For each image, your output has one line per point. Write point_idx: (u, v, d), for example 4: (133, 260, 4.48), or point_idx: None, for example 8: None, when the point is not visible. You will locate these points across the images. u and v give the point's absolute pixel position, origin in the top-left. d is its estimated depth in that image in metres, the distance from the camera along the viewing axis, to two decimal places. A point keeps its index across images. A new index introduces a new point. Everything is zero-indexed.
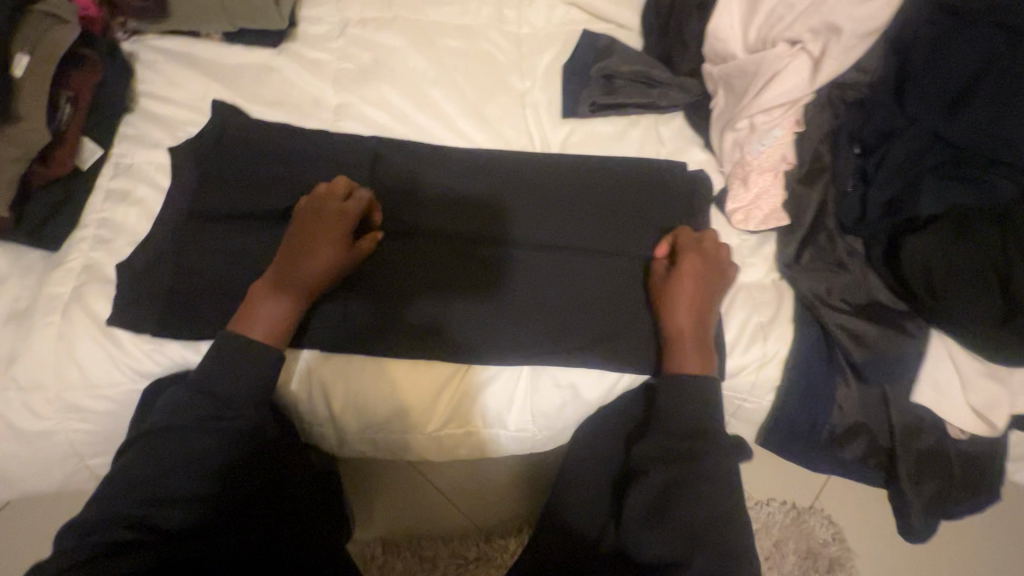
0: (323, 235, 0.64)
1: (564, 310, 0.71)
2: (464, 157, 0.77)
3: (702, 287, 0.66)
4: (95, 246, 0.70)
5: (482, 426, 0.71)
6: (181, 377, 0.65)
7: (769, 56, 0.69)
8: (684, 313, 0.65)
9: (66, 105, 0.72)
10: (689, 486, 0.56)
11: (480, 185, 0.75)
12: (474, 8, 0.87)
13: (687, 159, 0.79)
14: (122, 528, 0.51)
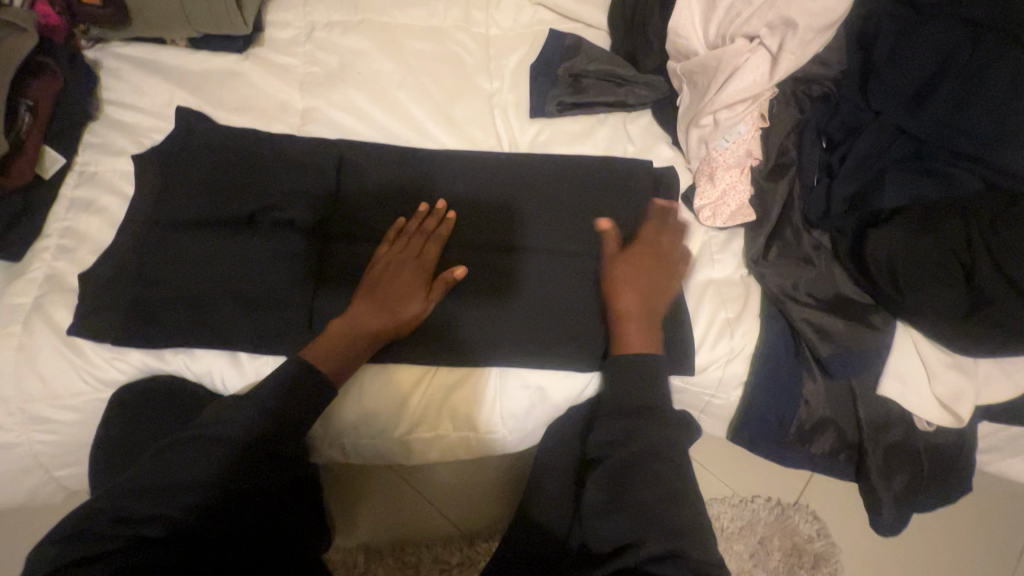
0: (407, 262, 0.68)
1: (543, 309, 0.70)
2: (433, 158, 0.76)
3: (651, 279, 0.67)
4: (58, 256, 0.70)
5: (451, 429, 0.70)
6: (169, 390, 0.67)
7: (729, 52, 0.68)
8: (631, 293, 0.65)
9: (26, 114, 0.70)
10: (645, 471, 0.54)
11: (451, 185, 0.75)
12: (441, 10, 0.87)
13: (655, 156, 0.79)
14: (123, 518, 0.48)
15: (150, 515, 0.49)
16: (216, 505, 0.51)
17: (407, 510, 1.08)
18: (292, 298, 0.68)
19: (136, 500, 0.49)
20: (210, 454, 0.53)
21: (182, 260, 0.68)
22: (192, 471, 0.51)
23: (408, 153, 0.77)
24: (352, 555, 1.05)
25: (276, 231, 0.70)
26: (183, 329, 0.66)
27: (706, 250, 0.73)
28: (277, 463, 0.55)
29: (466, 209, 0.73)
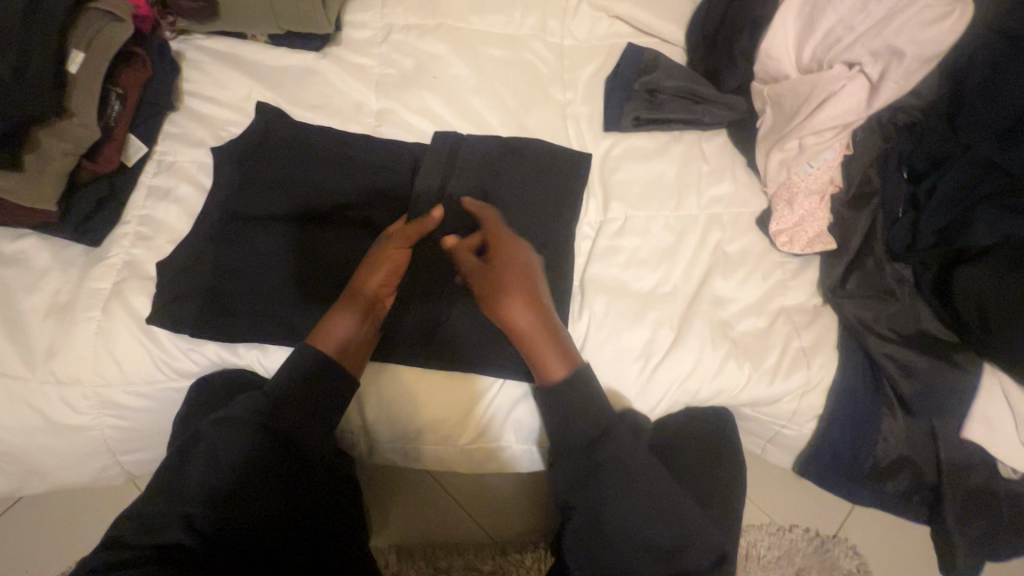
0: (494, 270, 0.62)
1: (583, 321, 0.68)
2: (510, 160, 0.73)
3: (512, 275, 0.62)
4: (136, 243, 0.71)
5: (513, 442, 0.70)
6: (244, 384, 0.68)
7: (823, 78, 0.66)
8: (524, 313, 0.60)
9: (116, 102, 0.71)
10: (612, 485, 0.58)
11: (519, 190, 0.72)
12: (518, 17, 0.87)
13: (731, 177, 0.78)
14: (169, 528, 0.50)
15: (179, 514, 0.51)
16: (237, 499, 0.54)
17: (443, 514, 1.08)
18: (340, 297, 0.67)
19: (165, 504, 0.52)
20: (231, 450, 0.55)
21: (257, 254, 0.68)
22: (211, 472, 0.54)
23: (469, 145, 0.74)
24: (387, 555, 1.05)
25: (327, 228, 0.70)
26: (257, 324, 0.66)
27: (782, 276, 0.72)
28: (291, 457, 0.58)
29: (536, 216, 0.71)
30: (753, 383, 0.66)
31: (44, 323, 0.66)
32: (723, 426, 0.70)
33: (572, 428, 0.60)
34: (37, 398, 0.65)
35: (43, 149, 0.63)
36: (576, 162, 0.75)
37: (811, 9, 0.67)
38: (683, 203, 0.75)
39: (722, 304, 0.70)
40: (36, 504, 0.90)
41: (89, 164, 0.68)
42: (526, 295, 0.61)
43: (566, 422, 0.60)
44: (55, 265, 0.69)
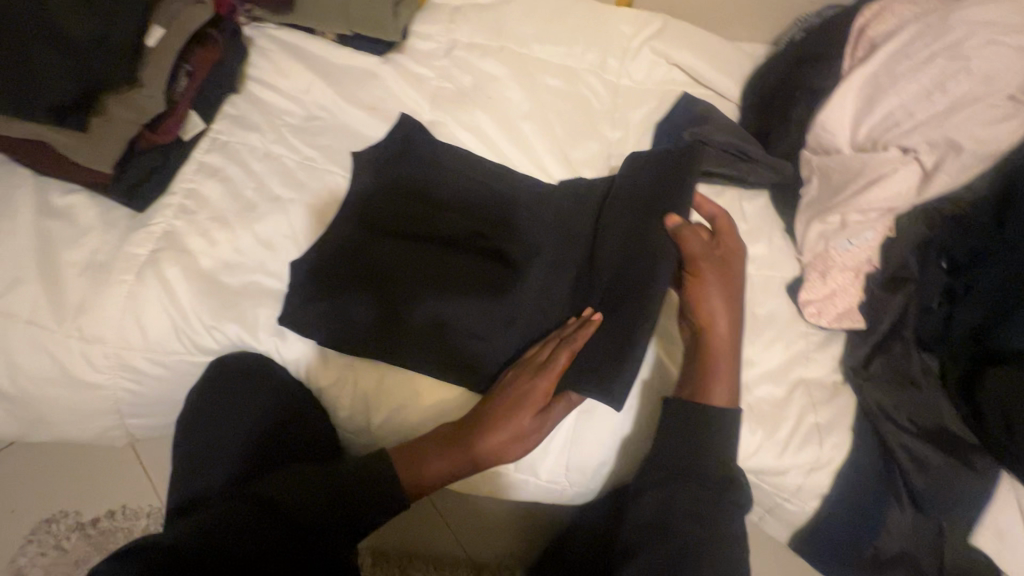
0: (704, 274, 0.65)
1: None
2: (498, 175, 0.77)
3: (727, 282, 0.66)
4: (178, 215, 0.72)
5: (513, 469, 0.70)
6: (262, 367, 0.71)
7: (875, 160, 0.66)
8: (721, 319, 0.64)
9: (184, 79, 0.74)
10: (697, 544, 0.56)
11: (500, 197, 0.76)
12: (580, 51, 0.88)
13: (766, 239, 0.78)
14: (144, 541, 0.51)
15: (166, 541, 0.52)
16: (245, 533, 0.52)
17: (422, 524, 1.08)
18: (324, 286, 0.69)
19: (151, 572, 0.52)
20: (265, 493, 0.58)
21: (292, 246, 0.74)
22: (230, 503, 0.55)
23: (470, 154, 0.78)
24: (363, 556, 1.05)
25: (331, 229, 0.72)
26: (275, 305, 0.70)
27: (804, 347, 0.71)
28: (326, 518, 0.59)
29: (509, 219, 0.75)
30: (763, 451, 0.65)
31: (80, 278, 0.68)
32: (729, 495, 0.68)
33: (675, 460, 0.60)
34: (61, 351, 0.67)
35: (111, 114, 0.64)
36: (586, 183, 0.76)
37: (873, 89, 0.67)
38: None
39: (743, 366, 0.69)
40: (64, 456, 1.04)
41: (149, 133, 0.70)
42: (729, 308, 0.65)
43: (681, 479, 0.59)
44: (98, 224, 0.71)
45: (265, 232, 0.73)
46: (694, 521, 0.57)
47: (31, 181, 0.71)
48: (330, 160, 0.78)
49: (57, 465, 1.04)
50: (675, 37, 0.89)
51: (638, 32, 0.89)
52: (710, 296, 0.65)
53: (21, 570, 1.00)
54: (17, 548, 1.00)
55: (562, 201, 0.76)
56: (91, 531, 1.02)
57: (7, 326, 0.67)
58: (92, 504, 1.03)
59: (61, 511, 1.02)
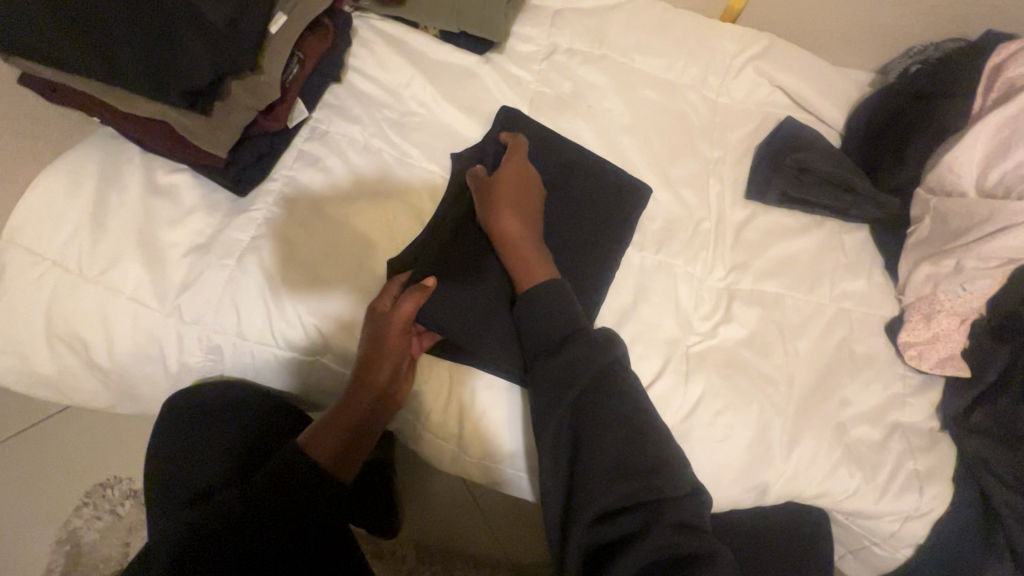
0: (495, 199, 0.67)
1: (690, 386, 0.67)
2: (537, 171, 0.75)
3: (520, 194, 0.69)
4: (279, 202, 0.72)
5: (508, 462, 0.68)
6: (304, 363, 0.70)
7: (1007, 209, 0.63)
8: (513, 221, 0.66)
9: (297, 66, 0.72)
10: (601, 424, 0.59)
11: None
12: (681, 65, 0.86)
13: (866, 275, 0.76)
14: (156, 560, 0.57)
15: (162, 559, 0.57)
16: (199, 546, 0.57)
17: (462, 524, 1.07)
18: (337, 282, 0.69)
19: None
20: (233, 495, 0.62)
21: (367, 245, 0.72)
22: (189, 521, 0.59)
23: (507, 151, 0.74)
24: (403, 549, 1.06)
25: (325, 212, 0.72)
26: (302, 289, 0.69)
27: (903, 390, 0.70)
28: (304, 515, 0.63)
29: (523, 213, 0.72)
30: (860, 494, 0.64)
31: (183, 259, 0.68)
32: (816, 536, 0.69)
33: (568, 376, 0.60)
34: (157, 330, 0.67)
35: (233, 98, 0.64)
36: (629, 189, 0.75)
37: (1008, 134, 0.65)
38: (815, 291, 0.74)
39: (841, 406, 0.67)
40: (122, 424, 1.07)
41: (261, 120, 0.69)
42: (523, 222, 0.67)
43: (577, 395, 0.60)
44: (202, 206, 0.71)
45: (358, 226, 0.72)
46: (603, 433, 0.58)
47: (138, 156, 0.71)
48: (428, 158, 0.78)
49: (116, 432, 1.07)
50: (780, 59, 0.87)
51: (742, 49, 0.87)
52: (505, 214, 0.66)
53: (76, 532, 1.02)
54: (73, 510, 1.03)
55: (603, 212, 0.73)
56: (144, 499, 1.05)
57: (107, 302, 0.66)
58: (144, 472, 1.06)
59: (116, 477, 1.05)
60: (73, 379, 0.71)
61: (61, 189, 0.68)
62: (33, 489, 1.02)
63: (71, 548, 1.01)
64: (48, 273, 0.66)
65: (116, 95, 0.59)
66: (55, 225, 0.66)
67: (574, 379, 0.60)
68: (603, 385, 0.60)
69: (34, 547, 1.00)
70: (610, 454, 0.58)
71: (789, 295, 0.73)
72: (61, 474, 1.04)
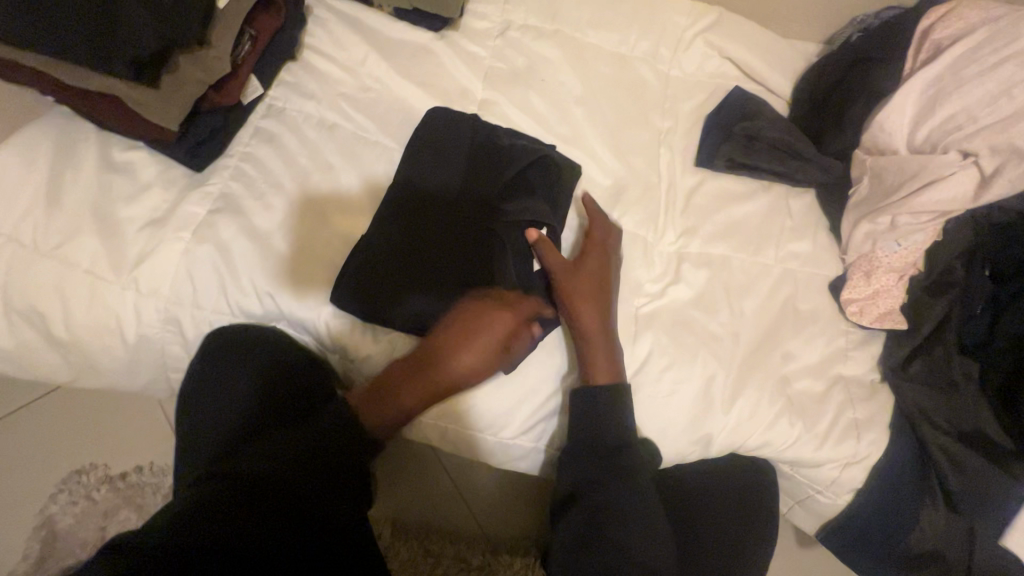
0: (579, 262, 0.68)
1: (637, 345, 0.69)
2: (486, 142, 0.74)
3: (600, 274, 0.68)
4: (235, 178, 0.73)
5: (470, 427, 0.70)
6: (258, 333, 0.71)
7: (933, 163, 0.67)
8: (590, 317, 0.65)
9: (247, 41, 0.73)
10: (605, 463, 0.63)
11: (478, 166, 0.73)
12: (634, 39, 0.88)
13: (811, 237, 0.78)
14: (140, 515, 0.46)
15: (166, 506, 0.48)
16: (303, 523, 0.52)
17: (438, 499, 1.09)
18: (289, 260, 0.70)
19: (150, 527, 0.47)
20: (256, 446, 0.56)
21: (326, 218, 0.73)
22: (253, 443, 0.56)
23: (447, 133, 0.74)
24: (380, 527, 1.07)
25: (271, 187, 0.73)
26: (254, 259, 0.70)
27: (845, 345, 0.72)
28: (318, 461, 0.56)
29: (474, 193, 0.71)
30: (802, 443, 0.67)
31: (140, 232, 0.69)
32: (765, 488, 0.72)
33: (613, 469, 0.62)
34: (116, 302, 0.68)
35: (180, 71, 0.65)
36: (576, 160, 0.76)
37: (935, 92, 0.68)
38: (761, 253, 0.76)
39: (784, 360, 0.70)
40: (90, 409, 1.08)
41: (212, 94, 0.70)
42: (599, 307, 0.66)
43: (590, 464, 0.63)
44: (158, 182, 0.72)
45: (313, 201, 0.74)
46: (630, 513, 0.60)
47: (94, 135, 0.72)
48: (384, 133, 0.79)
49: (86, 417, 1.07)
50: (729, 31, 0.89)
51: (692, 23, 0.89)
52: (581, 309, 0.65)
53: (51, 518, 1.03)
54: (47, 496, 1.04)
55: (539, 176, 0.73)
56: (120, 484, 1.06)
57: (64, 276, 0.67)
58: (117, 455, 1.07)
59: (87, 461, 1.06)
60: (34, 354, 0.72)
61: (16, 166, 0.68)
62: (8, 475, 1.03)
63: (47, 532, 1.02)
64: (5, 248, 0.67)
65: (62, 69, 0.60)
66: (8, 202, 0.67)
67: (601, 477, 0.62)
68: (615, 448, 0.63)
69: (11, 532, 1.01)
70: (612, 487, 0.61)
71: (735, 257, 0.76)
72: (34, 461, 1.05)
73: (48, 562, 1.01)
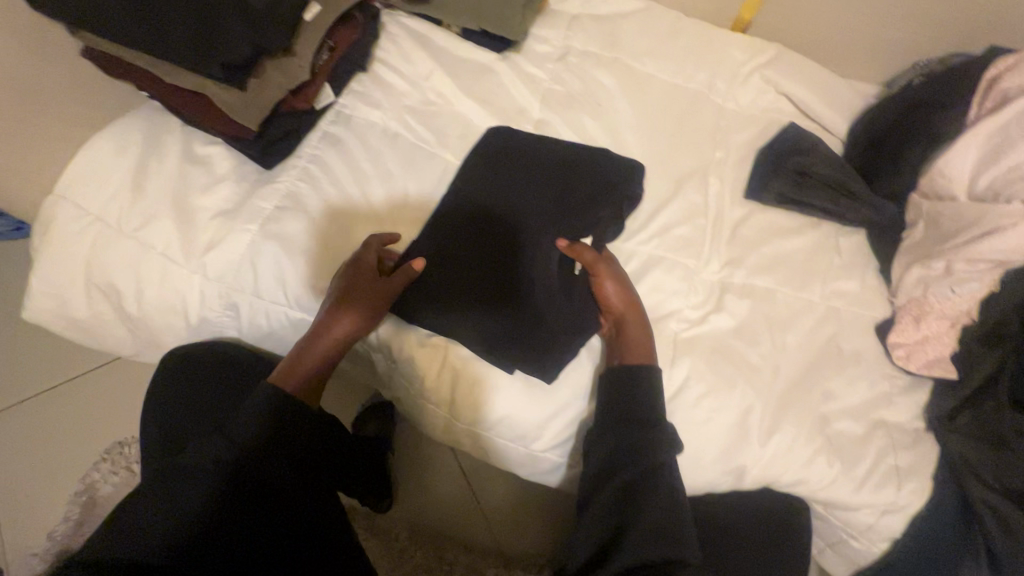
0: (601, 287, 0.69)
1: (675, 369, 0.69)
2: (534, 158, 0.76)
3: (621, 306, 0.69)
4: (302, 177, 0.77)
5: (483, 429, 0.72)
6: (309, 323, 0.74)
7: (993, 212, 0.66)
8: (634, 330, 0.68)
9: (325, 52, 0.79)
10: (646, 447, 0.62)
11: (528, 179, 0.75)
12: (690, 71, 0.90)
13: (859, 276, 0.77)
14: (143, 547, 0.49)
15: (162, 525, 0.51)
16: (290, 533, 0.59)
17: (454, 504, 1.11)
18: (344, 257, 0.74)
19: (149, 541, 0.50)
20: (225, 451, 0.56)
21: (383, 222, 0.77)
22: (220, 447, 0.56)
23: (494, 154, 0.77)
24: (397, 528, 1.08)
25: (336, 189, 0.77)
26: (314, 254, 0.74)
27: (890, 390, 0.71)
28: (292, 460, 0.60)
29: (519, 205, 0.73)
30: (838, 484, 0.66)
31: (211, 222, 0.74)
32: (798, 527, 0.70)
33: (639, 436, 0.63)
34: (184, 284, 0.73)
35: (266, 77, 0.70)
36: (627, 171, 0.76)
37: (999, 142, 0.68)
38: (807, 288, 0.76)
39: (826, 399, 0.69)
40: (142, 384, 1.15)
41: (290, 99, 0.76)
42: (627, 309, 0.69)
43: (620, 399, 0.65)
44: (231, 176, 0.77)
45: (369, 200, 0.78)
46: (650, 493, 0.60)
47: (178, 129, 0.78)
48: (443, 144, 0.83)
49: (137, 391, 1.14)
50: (787, 68, 0.90)
51: (750, 58, 0.91)
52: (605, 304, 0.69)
53: (92, 484, 1.08)
54: (91, 463, 1.10)
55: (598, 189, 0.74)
56: None
57: (140, 256, 0.72)
58: None
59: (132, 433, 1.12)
60: (103, 327, 0.77)
61: (108, 152, 0.74)
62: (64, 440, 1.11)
63: (87, 498, 1.07)
64: (92, 227, 0.72)
65: (166, 69, 0.66)
66: (100, 184, 0.73)
67: (623, 440, 0.63)
68: (654, 431, 0.63)
69: (58, 492, 1.08)
70: (653, 468, 0.61)
71: (780, 290, 0.76)
72: (85, 428, 1.11)
73: (84, 527, 1.06)
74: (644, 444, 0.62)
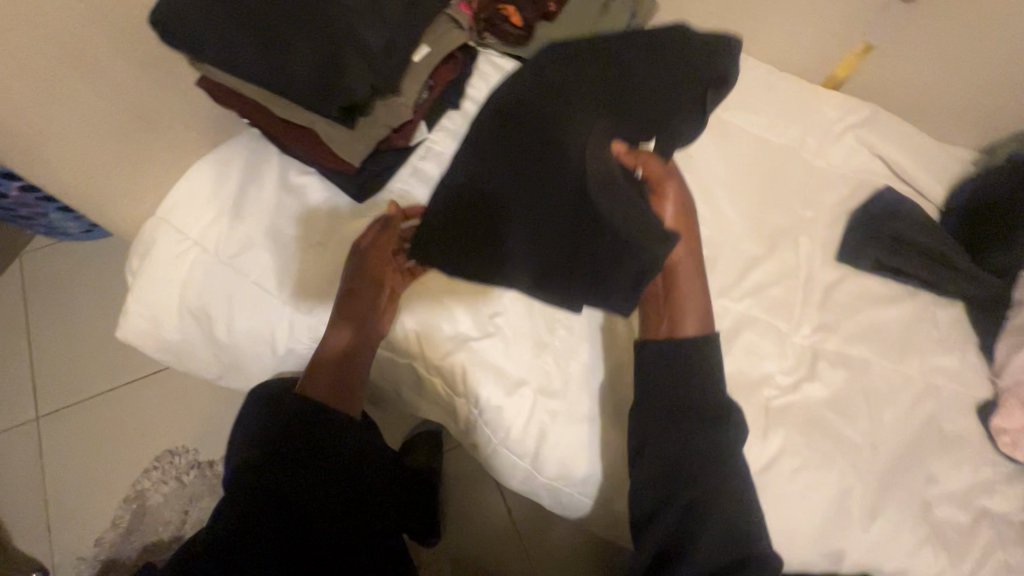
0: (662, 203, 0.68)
1: (769, 441, 0.67)
2: (590, 75, 0.71)
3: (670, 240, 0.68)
4: None
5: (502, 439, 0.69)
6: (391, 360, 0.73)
7: None
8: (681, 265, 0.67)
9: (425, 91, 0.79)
10: (702, 450, 0.61)
11: (595, 92, 0.69)
12: (781, 126, 0.88)
13: (958, 353, 0.74)
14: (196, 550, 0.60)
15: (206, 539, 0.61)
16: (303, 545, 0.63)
17: (500, 543, 1.08)
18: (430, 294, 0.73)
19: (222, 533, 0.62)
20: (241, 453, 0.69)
21: None
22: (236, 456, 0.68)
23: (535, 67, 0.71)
24: (442, 562, 1.07)
25: None
26: None
27: (994, 478, 0.68)
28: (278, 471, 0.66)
29: (581, 111, 0.68)
30: None
31: (304, 254, 0.74)
32: None
33: (689, 457, 0.61)
34: (275, 314, 0.73)
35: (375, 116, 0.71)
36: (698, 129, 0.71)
37: None
38: (904, 361, 0.73)
39: (926, 483, 0.66)
40: (197, 396, 1.15)
41: (395, 136, 0.76)
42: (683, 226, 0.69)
43: (673, 400, 0.63)
44: (324, 208, 0.77)
45: None
46: (711, 493, 0.60)
47: (276, 155, 0.78)
48: None
49: (192, 402, 1.15)
50: (881, 129, 0.89)
51: (843, 117, 0.89)
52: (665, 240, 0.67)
53: (144, 493, 1.09)
54: (142, 470, 1.11)
55: (639, 115, 0.69)
56: (207, 470, 1.11)
57: (234, 284, 0.73)
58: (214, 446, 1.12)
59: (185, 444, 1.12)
60: (189, 350, 0.77)
61: (209, 180, 0.76)
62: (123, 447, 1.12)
63: (137, 506, 1.08)
64: (189, 252, 0.73)
65: (280, 103, 0.67)
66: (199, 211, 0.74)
67: (678, 450, 0.61)
68: (705, 434, 0.61)
69: (109, 497, 1.09)
70: (705, 464, 0.61)
71: (877, 362, 0.73)
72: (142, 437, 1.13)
73: (133, 536, 1.06)
74: (695, 443, 0.61)
